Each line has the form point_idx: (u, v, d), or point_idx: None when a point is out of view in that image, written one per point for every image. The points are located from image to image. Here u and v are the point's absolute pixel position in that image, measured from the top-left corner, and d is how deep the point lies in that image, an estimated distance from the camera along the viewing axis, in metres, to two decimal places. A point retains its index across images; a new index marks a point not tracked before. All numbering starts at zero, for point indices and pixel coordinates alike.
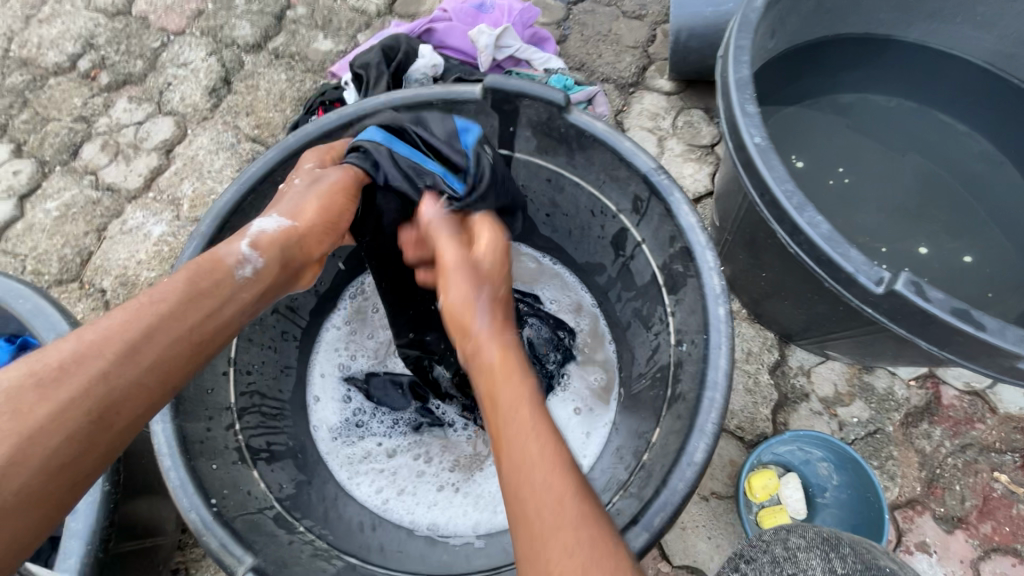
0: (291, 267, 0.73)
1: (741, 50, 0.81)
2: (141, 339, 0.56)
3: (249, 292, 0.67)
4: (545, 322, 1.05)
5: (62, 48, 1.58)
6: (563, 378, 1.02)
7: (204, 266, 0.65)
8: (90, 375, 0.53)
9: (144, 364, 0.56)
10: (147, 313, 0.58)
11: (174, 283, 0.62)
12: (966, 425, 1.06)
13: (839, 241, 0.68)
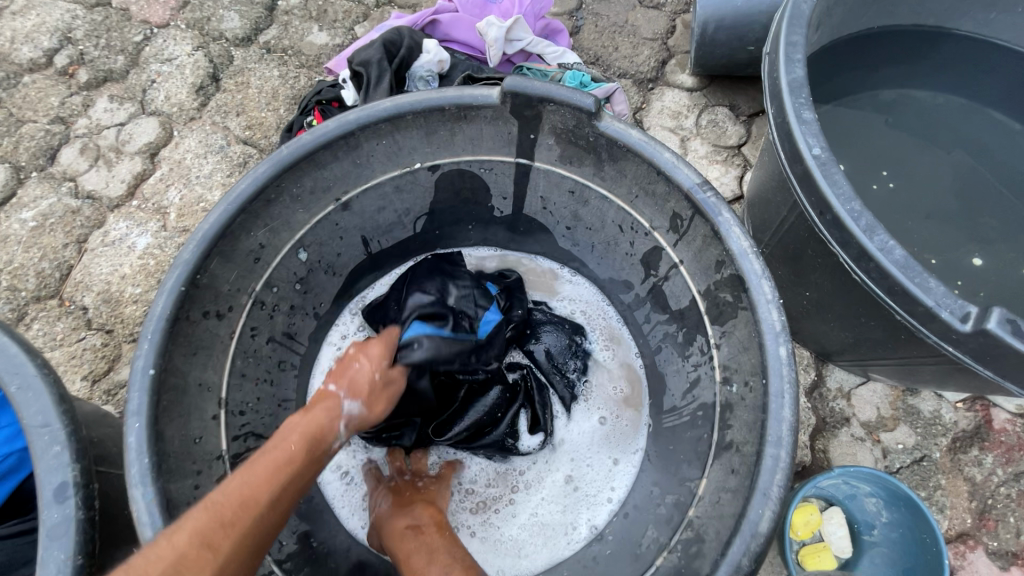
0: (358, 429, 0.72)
1: (793, 48, 0.72)
2: (280, 491, 0.59)
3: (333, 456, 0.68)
4: (562, 329, 0.94)
5: (37, 42, 1.47)
6: (586, 387, 0.92)
7: (311, 431, 0.64)
8: (244, 525, 0.55)
9: (277, 512, 0.59)
10: (284, 466, 0.60)
11: (293, 440, 0.63)
12: (1019, 452, 0.98)
13: (916, 269, 0.60)
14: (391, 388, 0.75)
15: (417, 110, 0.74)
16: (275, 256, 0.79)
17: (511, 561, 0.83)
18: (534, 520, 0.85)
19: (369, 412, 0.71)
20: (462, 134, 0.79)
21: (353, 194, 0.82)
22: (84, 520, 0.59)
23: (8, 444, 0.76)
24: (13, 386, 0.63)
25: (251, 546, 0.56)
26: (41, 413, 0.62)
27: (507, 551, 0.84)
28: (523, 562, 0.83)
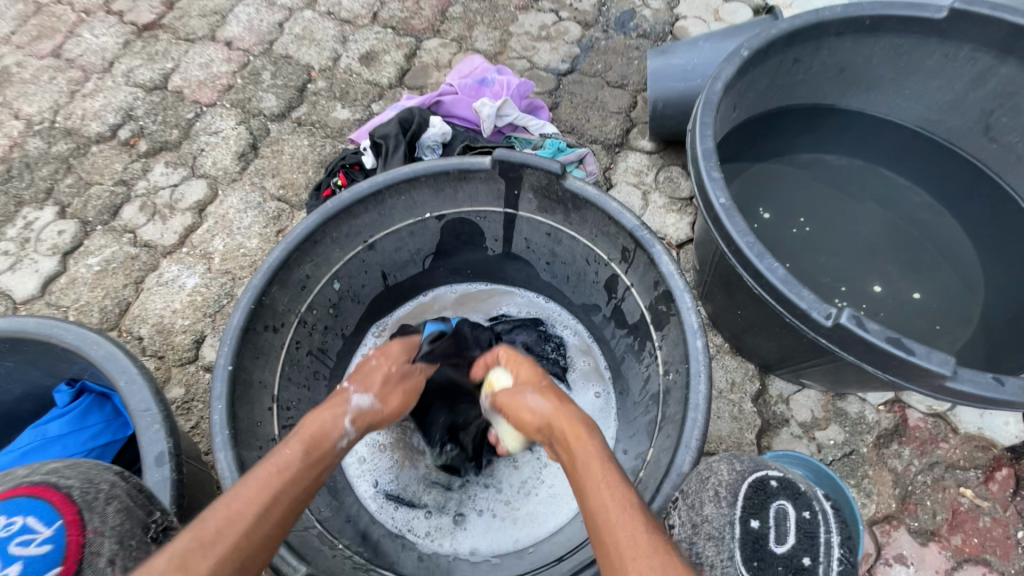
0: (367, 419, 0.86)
1: (706, 126, 0.98)
2: (272, 502, 0.66)
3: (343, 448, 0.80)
4: (529, 326, 1.19)
5: (104, 119, 1.76)
6: (569, 361, 1.17)
7: (314, 437, 0.75)
8: (238, 533, 0.62)
9: (273, 519, 0.66)
10: (275, 480, 0.68)
11: (292, 451, 0.72)
12: (931, 445, 1.17)
13: (793, 283, 0.82)
14: (406, 382, 0.94)
15: (428, 174, 0.99)
16: (317, 285, 1.01)
17: (527, 532, 0.99)
18: (550, 492, 1.02)
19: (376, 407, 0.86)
20: (463, 192, 1.04)
21: (378, 237, 1.05)
22: (176, 480, 0.78)
23: (94, 440, 0.97)
24: (121, 381, 0.83)
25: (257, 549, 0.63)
26: (143, 399, 0.82)
27: (524, 525, 1.00)
28: (541, 527, 0.99)
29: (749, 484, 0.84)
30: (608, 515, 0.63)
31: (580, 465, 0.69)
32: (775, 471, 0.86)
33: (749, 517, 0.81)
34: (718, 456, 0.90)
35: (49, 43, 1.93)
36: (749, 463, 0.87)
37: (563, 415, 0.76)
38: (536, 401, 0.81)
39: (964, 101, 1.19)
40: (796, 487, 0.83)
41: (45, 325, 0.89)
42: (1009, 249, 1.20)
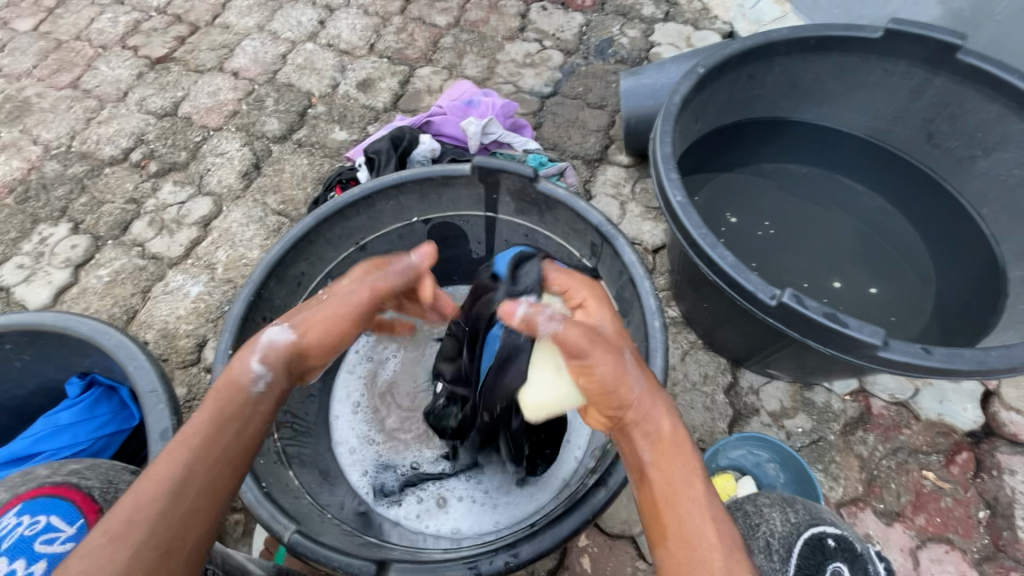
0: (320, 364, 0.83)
1: (665, 133, 1.08)
2: (183, 475, 0.62)
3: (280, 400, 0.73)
4: None
5: (117, 143, 1.88)
6: None
7: (223, 391, 0.69)
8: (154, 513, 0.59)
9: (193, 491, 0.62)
10: (186, 447, 0.63)
11: (206, 415, 0.67)
12: (894, 431, 1.23)
13: (742, 269, 0.91)
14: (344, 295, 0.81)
15: (414, 179, 1.09)
16: (312, 282, 1.10)
17: (505, 516, 1.04)
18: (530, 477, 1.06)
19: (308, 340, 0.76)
20: (447, 196, 1.14)
21: (369, 239, 1.15)
22: None
23: (100, 430, 1.04)
24: (130, 366, 0.93)
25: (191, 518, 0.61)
26: (150, 381, 0.91)
27: (503, 509, 1.04)
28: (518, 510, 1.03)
29: (805, 541, 0.78)
30: (710, 554, 0.60)
31: (679, 489, 0.65)
32: (832, 527, 0.80)
33: (803, 575, 0.75)
34: (769, 499, 0.87)
35: (68, 76, 2.07)
36: (804, 513, 0.82)
37: (655, 412, 0.70)
38: (634, 380, 0.71)
39: (907, 111, 1.30)
40: (853, 548, 0.78)
41: (63, 318, 0.98)
42: (958, 246, 1.28)
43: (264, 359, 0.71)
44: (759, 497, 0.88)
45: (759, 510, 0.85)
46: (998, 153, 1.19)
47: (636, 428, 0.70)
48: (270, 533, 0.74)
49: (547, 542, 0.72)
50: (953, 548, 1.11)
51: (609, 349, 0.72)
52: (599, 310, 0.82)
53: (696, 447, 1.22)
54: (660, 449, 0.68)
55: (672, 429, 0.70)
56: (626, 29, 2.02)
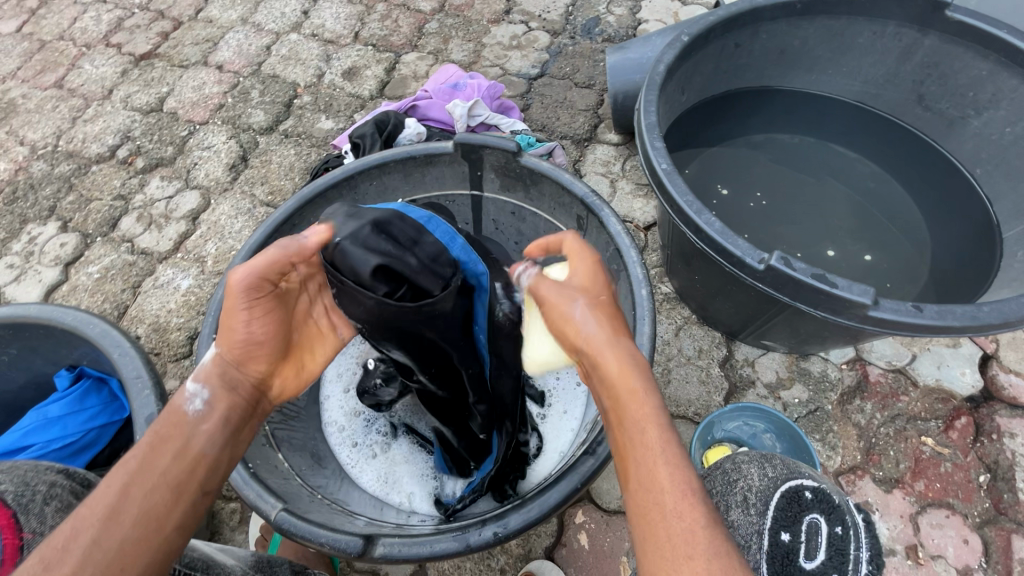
0: (299, 373, 0.80)
1: (649, 103, 1.06)
2: (118, 499, 0.60)
3: (236, 415, 0.71)
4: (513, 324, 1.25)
5: (104, 141, 1.86)
6: None
7: (159, 419, 0.67)
8: (84, 545, 0.56)
9: (127, 520, 0.59)
10: (121, 472, 0.62)
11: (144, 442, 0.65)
12: (892, 399, 1.21)
13: (729, 234, 0.90)
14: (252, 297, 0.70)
15: (397, 159, 1.07)
16: None
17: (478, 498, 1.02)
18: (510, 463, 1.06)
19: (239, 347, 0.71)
20: (430, 176, 1.13)
21: None
22: None
23: (92, 421, 1.03)
24: (115, 354, 0.92)
25: (124, 550, 0.57)
26: (135, 368, 0.90)
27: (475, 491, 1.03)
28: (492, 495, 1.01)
29: (782, 495, 0.76)
30: (662, 497, 0.56)
31: (634, 435, 0.59)
32: (810, 480, 0.77)
33: (780, 529, 0.73)
34: (747, 455, 0.83)
35: (52, 75, 2.06)
36: (781, 467, 0.79)
37: (609, 353, 0.64)
38: (586, 327, 0.66)
39: (896, 75, 1.29)
40: (832, 500, 0.75)
41: (48, 310, 0.97)
42: (952, 209, 1.28)
43: (198, 377, 0.70)
44: (738, 454, 0.84)
45: (736, 465, 0.82)
46: (989, 111, 1.19)
47: (592, 371, 0.66)
48: (258, 512, 0.74)
49: (535, 511, 0.72)
50: (954, 513, 1.09)
51: (559, 306, 0.68)
52: (577, 259, 0.71)
53: (691, 420, 1.21)
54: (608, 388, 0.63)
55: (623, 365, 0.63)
56: (613, 7, 1.99)
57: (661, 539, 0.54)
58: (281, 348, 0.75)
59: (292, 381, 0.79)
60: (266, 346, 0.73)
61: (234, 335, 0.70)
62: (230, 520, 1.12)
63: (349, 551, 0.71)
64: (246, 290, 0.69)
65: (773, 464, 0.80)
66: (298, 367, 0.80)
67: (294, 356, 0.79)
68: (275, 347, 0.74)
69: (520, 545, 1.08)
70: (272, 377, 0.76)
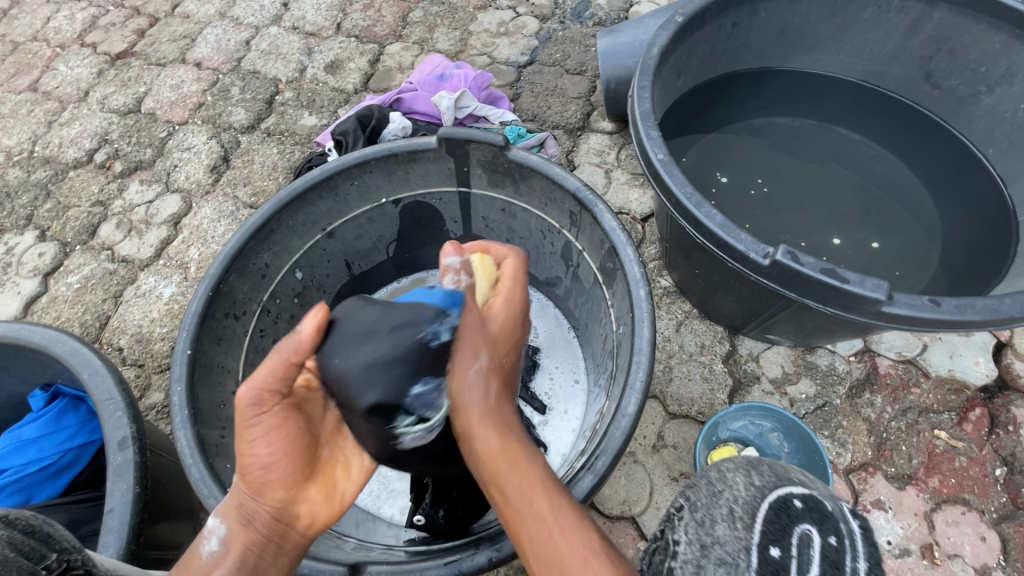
0: (334, 492, 0.68)
1: (643, 89, 1.00)
2: None
3: (254, 556, 0.63)
4: None
5: (80, 145, 1.80)
6: (537, 354, 1.17)
7: (182, 563, 0.65)
8: None
9: None
10: None
11: None
12: (903, 391, 1.17)
13: (731, 228, 0.85)
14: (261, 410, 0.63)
15: (377, 157, 1.01)
16: (277, 274, 1.05)
17: None
18: None
19: (252, 473, 0.63)
20: (415, 173, 1.07)
21: (336, 225, 1.09)
22: (138, 462, 0.81)
23: (69, 441, 0.99)
24: (85, 373, 0.87)
25: None
26: (106, 389, 0.85)
27: None
28: None
29: (768, 505, 0.59)
30: (565, 567, 0.57)
31: (522, 506, 0.61)
32: (800, 487, 0.62)
33: (768, 543, 0.56)
34: (733, 462, 0.67)
35: (26, 78, 1.99)
36: (770, 474, 0.63)
37: (491, 423, 0.64)
38: (468, 395, 0.65)
39: (903, 50, 1.23)
40: (823, 507, 0.60)
41: (14, 327, 0.92)
42: (964, 192, 1.22)
43: (220, 513, 0.66)
44: (724, 463, 0.68)
45: (720, 475, 0.65)
46: (1003, 88, 1.14)
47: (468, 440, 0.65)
48: None
49: None
50: (970, 509, 1.05)
51: (457, 364, 0.66)
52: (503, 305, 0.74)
53: (694, 420, 1.16)
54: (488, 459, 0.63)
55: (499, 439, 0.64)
56: None
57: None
58: (301, 471, 0.65)
59: (322, 501, 0.67)
60: (281, 468, 0.64)
61: (247, 462, 0.63)
62: None
63: None
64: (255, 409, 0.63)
65: (761, 471, 0.64)
66: (334, 486, 0.69)
67: (325, 474, 0.69)
68: (290, 470, 0.64)
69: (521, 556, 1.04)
70: (298, 504, 0.65)
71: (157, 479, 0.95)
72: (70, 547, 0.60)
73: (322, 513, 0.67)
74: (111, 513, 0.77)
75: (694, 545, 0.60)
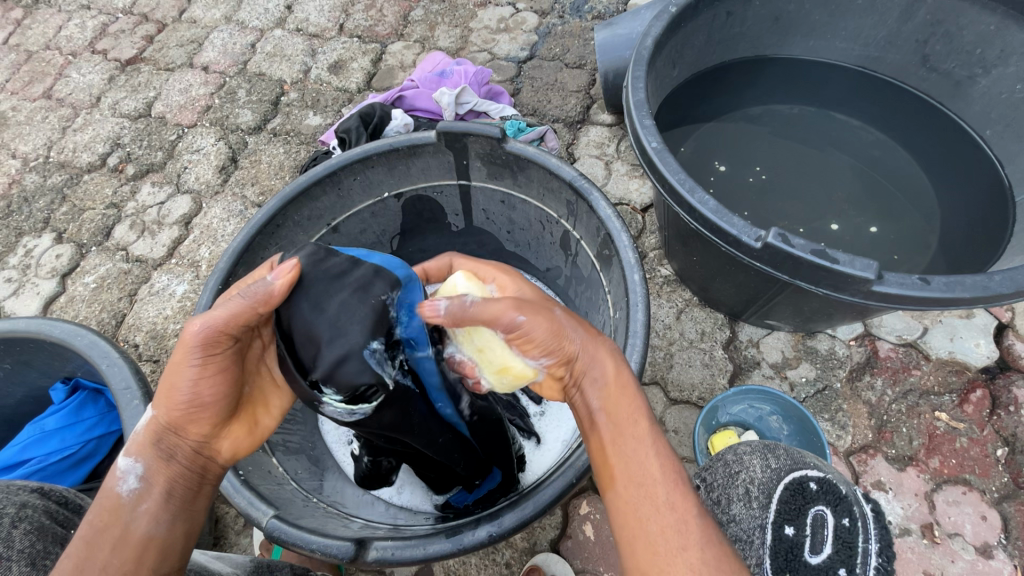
0: (253, 430, 0.71)
1: (638, 79, 1.01)
2: None
3: (180, 487, 0.65)
4: None
5: (94, 149, 1.85)
6: None
7: (97, 502, 0.63)
8: None
9: None
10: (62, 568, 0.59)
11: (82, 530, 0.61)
12: (903, 373, 1.17)
13: (724, 213, 0.86)
14: (208, 345, 0.62)
15: (379, 152, 1.04)
16: None
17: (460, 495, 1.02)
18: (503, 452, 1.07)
19: (178, 407, 0.63)
20: (415, 168, 1.10)
21: (340, 219, 1.12)
22: None
23: (89, 433, 1.03)
24: (103, 365, 0.91)
25: None
26: (124, 379, 0.89)
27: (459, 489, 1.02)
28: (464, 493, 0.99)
29: (784, 486, 0.71)
30: (655, 491, 0.58)
31: (623, 432, 0.62)
32: (815, 471, 0.72)
33: (783, 524, 0.68)
34: (750, 445, 0.77)
35: (40, 86, 2.05)
36: (786, 458, 0.73)
37: (599, 354, 0.65)
38: (573, 338, 0.64)
39: (899, 35, 1.24)
40: (838, 490, 0.69)
41: (36, 323, 0.96)
42: (963, 175, 1.22)
43: (136, 450, 0.64)
44: (741, 444, 0.78)
45: (739, 458, 0.76)
46: (999, 69, 1.14)
47: (580, 378, 0.65)
48: (251, 520, 0.73)
49: (529, 509, 0.70)
50: (971, 489, 1.06)
51: (548, 319, 0.63)
52: (518, 282, 0.72)
53: (695, 405, 1.18)
54: (602, 385, 0.64)
55: (616, 369, 0.65)
56: None
57: (662, 544, 0.56)
58: (230, 407, 0.67)
59: (242, 437, 0.70)
60: (214, 407, 0.65)
61: (179, 398, 0.63)
62: (234, 524, 1.11)
63: (341, 557, 0.70)
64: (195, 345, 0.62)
65: (777, 455, 0.74)
66: (255, 424, 0.71)
67: (248, 412, 0.71)
68: (224, 409, 0.66)
69: (525, 538, 1.07)
70: (219, 438, 0.68)
71: None
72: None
73: (241, 447, 0.70)
74: None
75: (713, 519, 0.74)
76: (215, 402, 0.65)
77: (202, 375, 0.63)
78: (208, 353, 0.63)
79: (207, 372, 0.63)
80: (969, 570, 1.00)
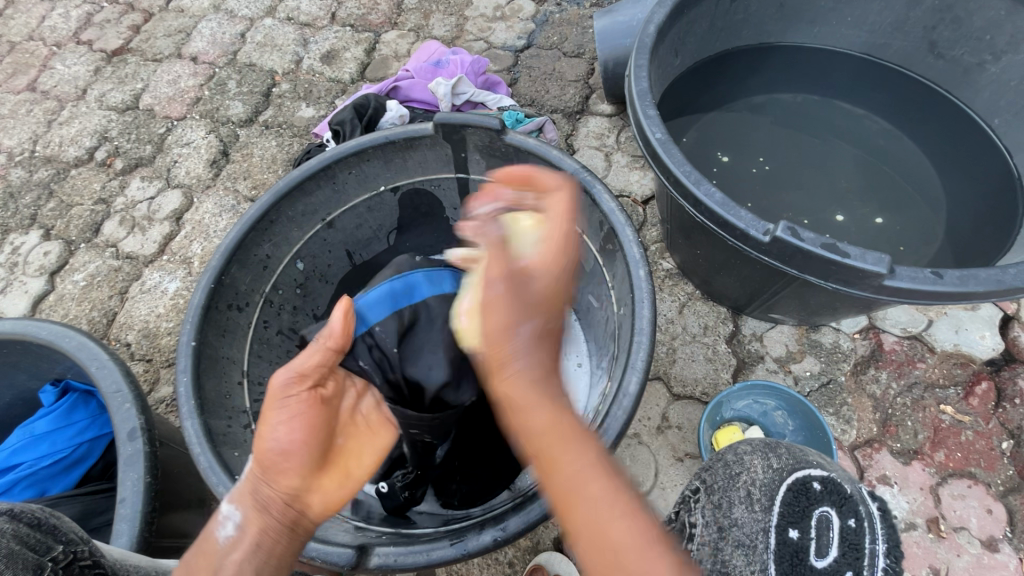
0: (344, 483, 0.71)
1: (641, 67, 0.98)
2: None
3: (269, 539, 0.63)
4: None
5: (81, 143, 1.80)
6: None
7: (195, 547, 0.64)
8: None
9: None
10: None
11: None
12: (908, 366, 1.16)
13: (731, 205, 0.84)
14: (296, 395, 0.69)
15: (374, 144, 1.01)
16: (278, 265, 1.05)
17: None
18: None
19: (270, 458, 0.66)
20: (412, 160, 1.07)
21: (335, 215, 1.09)
22: (149, 452, 0.83)
23: (82, 434, 1.00)
24: (93, 367, 0.89)
25: None
26: (114, 382, 0.87)
27: None
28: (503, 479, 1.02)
29: (788, 488, 0.68)
30: (627, 562, 0.53)
31: (574, 490, 0.56)
32: (818, 470, 0.68)
33: (788, 526, 0.65)
34: (750, 445, 0.74)
35: (24, 78, 1.99)
36: (787, 457, 0.71)
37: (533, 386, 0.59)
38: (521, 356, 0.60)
39: (905, 21, 1.22)
40: (842, 490, 0.66)
41: (22, 324, 0.93)
42: (970, 165, 1.21)
43: (233, 498, 0.66)
44: (738, 443, 0.75)
45: (739, 457, 0.72)
46: (1008, 56, 1.12)
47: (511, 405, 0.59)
48: None
49: (535, 513, 0.68)
50: (976, 482, 1.05)
51: (507, 313, 0.60)
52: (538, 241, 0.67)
53: (699, 400, 1.17)
54: (534, 433, 0.58)
55: (552, 413, 0.58)
56: None
57: None
58: (319, 453, 0.69)
59: (332, 493, 0.70)
60: (299, 455, 0.67)
61: (268, 446, 0.66)
62: None
63: (341, 564, 0.68)
64: (282, 393, 0.69)
65: (778, 454, 0.71)
66: (345, 475, 0.72)
67: (337, 465, 0.72)
68: (310, 455, 0.68)
69: (528, 537, 1.06)
70: (312, 490, 0.68)
71: (167, 470, 0.96)
72: (75, 539, 0.61)
73: (332, 501, 0.69)
74: (123, 502, 0.79)
75: (710, 526, 0.69)
76: (307, 447, 0.67)
77: (292, 421, 0.68)
78: (296, 397, 0.69)
79: (292, 420, 0.68)
80: (974, 565, 1.00)
